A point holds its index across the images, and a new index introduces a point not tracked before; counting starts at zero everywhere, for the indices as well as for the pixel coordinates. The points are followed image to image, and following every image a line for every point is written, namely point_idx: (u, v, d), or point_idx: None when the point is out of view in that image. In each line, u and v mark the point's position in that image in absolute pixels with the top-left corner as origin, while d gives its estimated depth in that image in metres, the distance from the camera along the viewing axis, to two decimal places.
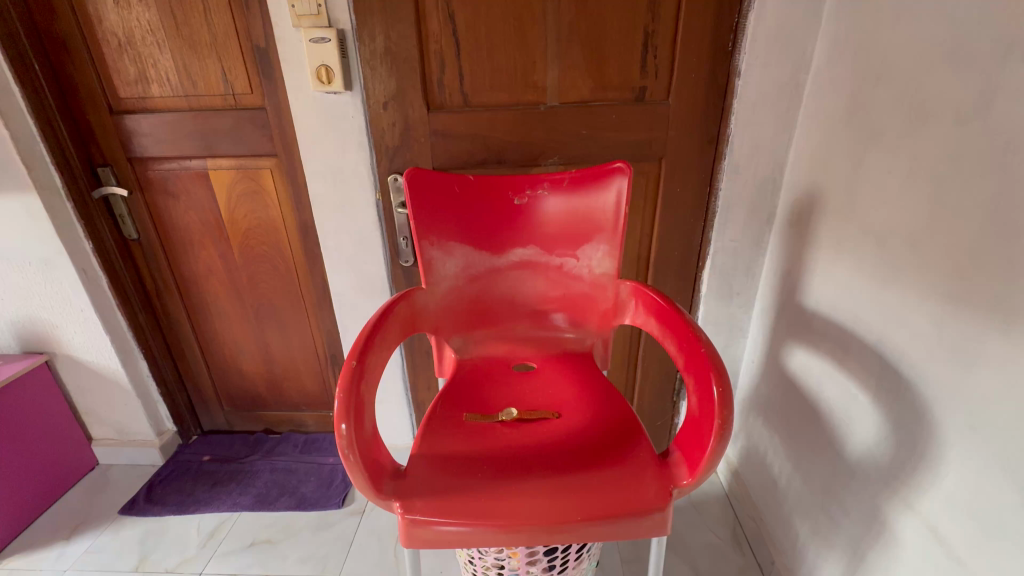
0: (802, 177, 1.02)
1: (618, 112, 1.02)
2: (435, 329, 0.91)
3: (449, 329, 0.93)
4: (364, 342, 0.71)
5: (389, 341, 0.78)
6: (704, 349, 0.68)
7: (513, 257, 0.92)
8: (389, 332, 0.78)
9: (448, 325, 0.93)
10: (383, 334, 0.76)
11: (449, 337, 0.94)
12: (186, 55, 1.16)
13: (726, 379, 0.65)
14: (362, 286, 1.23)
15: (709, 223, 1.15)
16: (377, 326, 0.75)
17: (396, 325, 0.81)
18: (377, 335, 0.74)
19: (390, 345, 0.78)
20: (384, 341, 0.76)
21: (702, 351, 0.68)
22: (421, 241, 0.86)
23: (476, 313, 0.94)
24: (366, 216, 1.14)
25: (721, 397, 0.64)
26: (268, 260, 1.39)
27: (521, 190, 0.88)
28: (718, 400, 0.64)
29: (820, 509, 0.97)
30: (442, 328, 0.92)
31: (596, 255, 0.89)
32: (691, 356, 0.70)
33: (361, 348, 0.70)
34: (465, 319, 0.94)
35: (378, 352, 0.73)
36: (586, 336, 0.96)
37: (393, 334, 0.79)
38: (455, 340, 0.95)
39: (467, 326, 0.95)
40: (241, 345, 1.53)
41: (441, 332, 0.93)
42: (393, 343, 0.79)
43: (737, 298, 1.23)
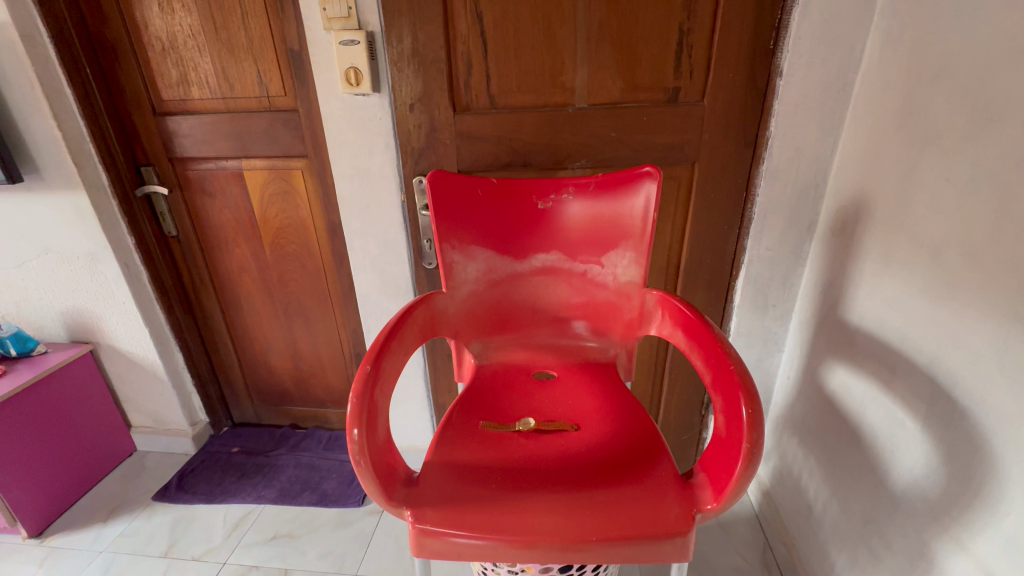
0: (848, 183, 0.96)
1: (649, 114, 0.99)
2: (454, 333, 0.90)
3: (469, 334, 0.92)
4: (380, 346, 0.70)
5: (406, 346, 0.77)
6: (733, 365, 0.64)
7: (536, 262, 0.89)
8: (406, 336, 0.77)
9: (468, 330, 0.92)
10: (401, 339, 0.76)
11: (468, 342, 0.93)
12: (224, 58, 1.19)
13: (756, 399, 0.61)
14: (386, 287, 1.23)
15: (744, 231, 1.10)
16: (395, 330, 0.75)
17: (413, 329, 0.80)
18: (394, 339, 0.74)
19: (407, 350, 0.77)
20: (401, 346, 0.75)
21: (731, 368, 0.64)
22: (442, 244, 0.85)
23: (496, 319, 0.93)
24: (392, 218, 1.14)
25: (751, 419, 0.59)
26: (298, 259, 1.42)
27: (545, 193, 0.86)
28: (747, 421, 0.59)
29: (859, 539, 0.90)
30: (461, 333, 0.91)
31: (622, 262, 0.86)
32: (719, 372, 0.65)
33: (377, 352, 0.69)
34: (485, 324, 0.92)
35: (395, 356, 0.73)
36: (609, 345, 0.93)
37: (410, 338, 0.78)
38: (475, 345, 0.93)
39: (487, 332, 0.93)
40: (271, 340, 1.57)
41: (461, 336, 0.91)
42: (410, 348, 0.78)
43: (773, 310, 1.16)
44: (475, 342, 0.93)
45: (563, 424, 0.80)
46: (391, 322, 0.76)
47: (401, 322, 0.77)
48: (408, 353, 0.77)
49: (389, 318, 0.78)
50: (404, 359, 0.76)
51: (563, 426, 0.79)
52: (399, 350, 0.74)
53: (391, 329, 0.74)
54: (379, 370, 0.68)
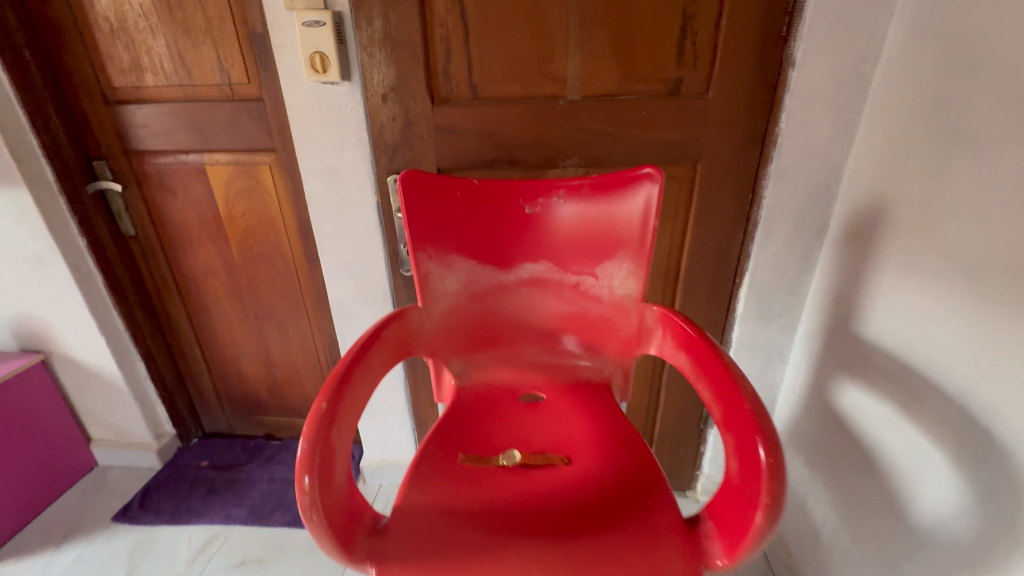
0: (865, 186, 0.88)
1: (648, 108, 0.89)
2: (432, 351, 0.81)
3: (448, 352, 0.83)
4: (338, 378, 0.61)
5: (372, 374, 0.68)
6: (749, 405, 0.55)
7: (522, 273, 0.80)
8: (372, 363, 0.68)
9: (447, 348, 0.83)
10: (366, 366, 0.66)
11: (448, 361, 0.84)
12: (180, 41, 1.08)
13: (778, 447, 0.51)
14: (362, 294, 1.14)
15: (749, 236, 1.01)
16: (359, 358, 0.66)
17: (381, 353, 0.71)
18: (357, 368, 0.65)
19: (374, 379, 0.68)
20: (366, 376, 0.66)
21: (746, 407, 0.55)
22: (416, 253, 0.76)
23: (479, 336, 0.84)
24: (366, 219, 1.04)
25: (769, 468, 0.50)
26: (268, 261, 1.32)
27: (532, 197, 0.76)
28: (765, 471, 0.50)
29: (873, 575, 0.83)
30: (440, 351, 0.82)
31: (618, 274, 0.77)
32: (731, 409, 0.56)
33: (334, 387, 0.60)
34: (466, 341, 0.83)
35: (358, 388, 0.64)
36: (603, 365, 0.84)
37: (378, 364, 0.69)
38: (455, 362, 0.84)
39: (469, 350, 0.84)
40: (241, 346, 1.47)
41: (439, 355, 0.82)
42: (378, 375, 0.69)
43: (778, 320, 1.08)
44: (456, 360, 0.84)
45: (553, 457, 0.71)
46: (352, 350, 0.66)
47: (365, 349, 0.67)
48: (375, 383, 0.68)
49: (352, 342, 0.68)
50: (369, 392, 0.67)
51: (552, 460, 0.71)
52: (363, 381, 0.65)
53: (353, 358, 0.65)
54: (337, 408, 0.59)
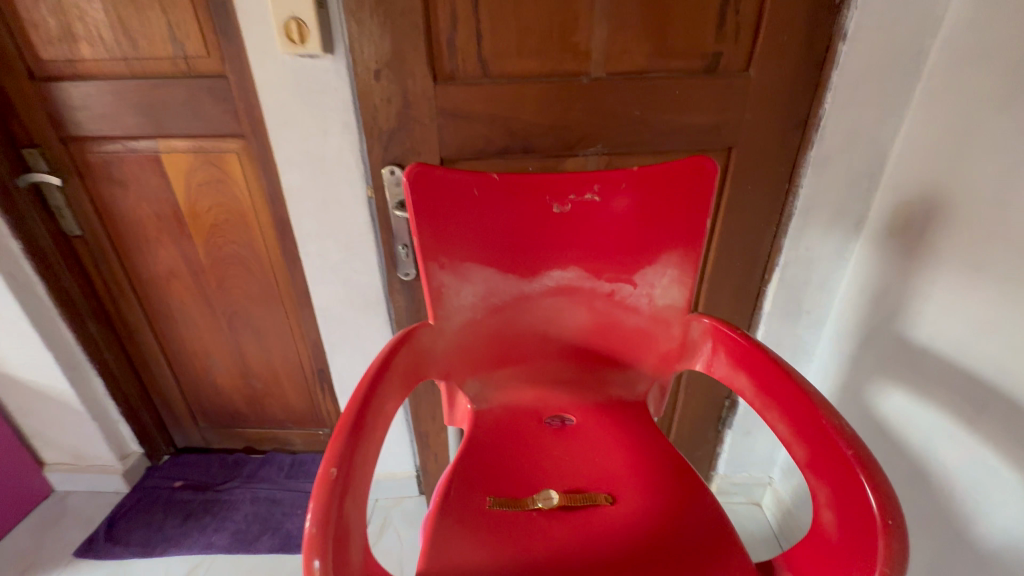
0: (915, 175, 0.80)
1: (682, 87, 0.78)
2: (446, 374, 0.71)
3: (464, 373, 0.72)
4: (343, 443, 0.51)
5: (380, 421, 0.58)
6: (849, 448, 0.47)
7: (549, 281, 0.70)
8: (379, 405, 0.58)
9: (463, 369, 0.72)
10: (373, 415, 0.57)
11: (463, 384, 0.73)
12: (121, 4, 0.90)
13: (892, 501, 0.44)
14: (353, 299, 1.01)
15: (783, 229, 0.93)
16: (364, 410, 0.56)
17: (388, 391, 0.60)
18: (363, 423, 0.54)
19: (384, 426, 0.58)
20: (373, 429, 0.56)
21: (846, 451, 0.47)
22: (427, 262, 0.64)
23: (498, 353, 0.73)
24: (356, 217, 0.91)
25: (886, 529, 0.42)
26: (240, 261, 1.17)
27: (561, 194, 0.65)
28: (882, 531, 0.42)
29: None
30: (454, 373, 0.72)
31: (660, 281, 0.67)
32: (824, 452, 0.49)
33: (338, 455, 0.50)
34: (484, 360, 0.73)
35: (367, 445, 0.54)
36: (639, 381, 0.74)
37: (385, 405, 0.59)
38: (472, 383, 0.74)
39: (487, 369, 0.74)
40: (214, 356, 1.32)
41: (453, 378, 0.72)
42: (387, 418, 0.59)
43: (806, 317, 1.02)
44: (472, 380, 0.74)
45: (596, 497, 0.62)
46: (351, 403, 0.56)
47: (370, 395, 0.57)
48: (383, 431, 0.59)
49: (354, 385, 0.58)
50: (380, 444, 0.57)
51: (595, 500, 0.62)
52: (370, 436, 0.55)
53: (357, 411, 0.55)
54: (347, 482, 0.49)
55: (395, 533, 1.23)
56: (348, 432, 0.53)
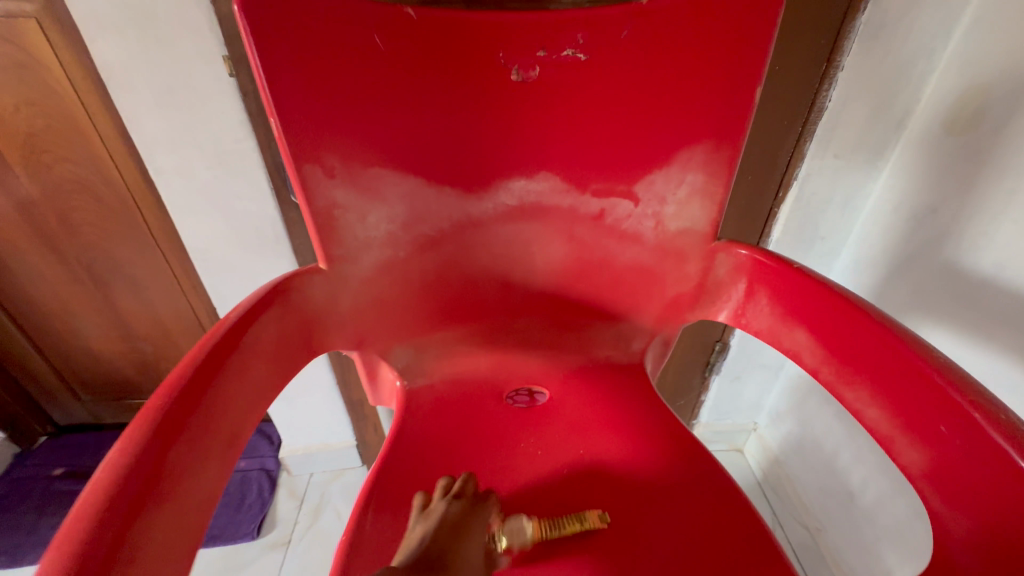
0: (998, 43, 0.59)
1: None
2: (358, 338, 0.47)
3: (386, 337, 0.49)
4: (125, 486, 0.28)
5: (220, 436, 0.34)
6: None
7: (506, 198, 0.46)
8: (218, 411, 0.34)
9: (383, 331, 0.49)
10: (197, 431, 0.32)
11: (386, 351, 0.50)
12: None
13: None
14: (241, 235, 0.73)
15: (809, 129, 0.72)
16: (176, 426, 0.31)
17: (241, 381, 0.36)
18: (171, 450, 0.30)
19: (229, 443, 0.34)
20: (201, 456, 0.32)
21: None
22: (303, 168, 0.39)
23: (433, 307, 0.50)
24: (224, 112, 0.62)
25: None
26: (87, 189, 0.85)
27: (523, 49, 0.40)
28: None
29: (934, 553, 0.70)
30: (371, 339, 0.48)
31: (675, 193, 0.45)
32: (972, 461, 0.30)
33: (105, 514, 0.26)
34: (414, 317, 0.50)
35: (178, 492, 0.30)
36: (635, 338, 0.54)
37: (231, 407, 0.35)
38: (399, 350, 0.51)
39: (421, 328, 0.51)
40: (79, 314, 1.02)
41: (370, 346, 0.49)
42: (240, 426, 0.35)
43: (821, 244, 0.83)
44: (400, 344, 0.51)
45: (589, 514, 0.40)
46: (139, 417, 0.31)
47: (194, 395, 0.33)
48: (236, 454, 0.35)
49: (164, 376, 0.34)
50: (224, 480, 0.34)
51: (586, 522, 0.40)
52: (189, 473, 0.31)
53: (164, 426, 0.31)
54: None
55: (334, 512, 1.03)
56: (126, 472, 0.28)
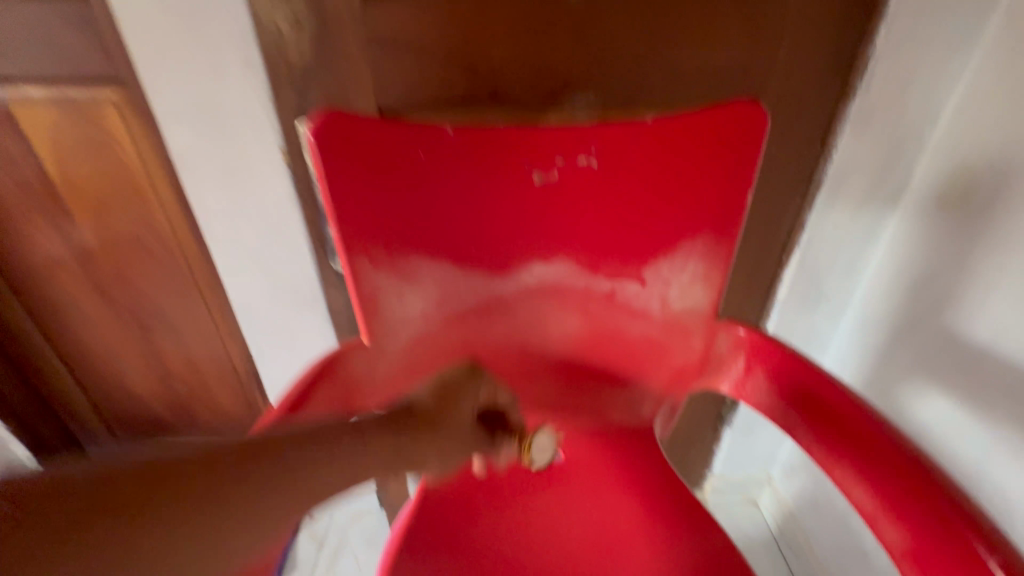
0: (982, 133, 0.64)
1: (701, 14, 0.59)
2: (393, 447, 0.46)
3: (419, 444, 0.47)
4: None
5: (283, 502, 0.39)
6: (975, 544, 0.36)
7: (527, 280, 0.51)
8: (238, 496, 0.37)
9: (416, 436, 0.47)
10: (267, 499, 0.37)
11: (420, 459, 0.48)
12: None
13: None
14: (281, 294, 0.80)
15: (808, 201, 0.76)
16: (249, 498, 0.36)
17: (274, 472, 0.39)
18: None
19: (249, 539, 0.37)
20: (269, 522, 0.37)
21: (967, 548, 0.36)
22: (353, 260, 0.45)
23: (464, 397, 0.51)
24: (275, 190, 0.69)
25: None
26: (142, 247, 0.94)
27: (545, 158, 0.46)
28: None
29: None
30: (405, 446, 0.47)
31: (679, 279, 0.50)
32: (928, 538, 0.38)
33: None
34: (447, 414, 0.50)
35: None
36: (643, 403, 0.58)
37: (257, 497, 0.37)
38: (431, 458, 0.48)
39: (452, 427, 0.50)
40: (123, 357, 1.10)
41: (404, 457, 0.46)
42: (266, 522, 0.38)
43: (825, 305, 0.87)
44: (432, 451, 0.48)
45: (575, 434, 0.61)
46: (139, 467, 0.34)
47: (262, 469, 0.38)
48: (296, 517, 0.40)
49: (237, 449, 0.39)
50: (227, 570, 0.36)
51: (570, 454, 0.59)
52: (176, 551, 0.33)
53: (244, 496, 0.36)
54: None
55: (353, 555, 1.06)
56: None
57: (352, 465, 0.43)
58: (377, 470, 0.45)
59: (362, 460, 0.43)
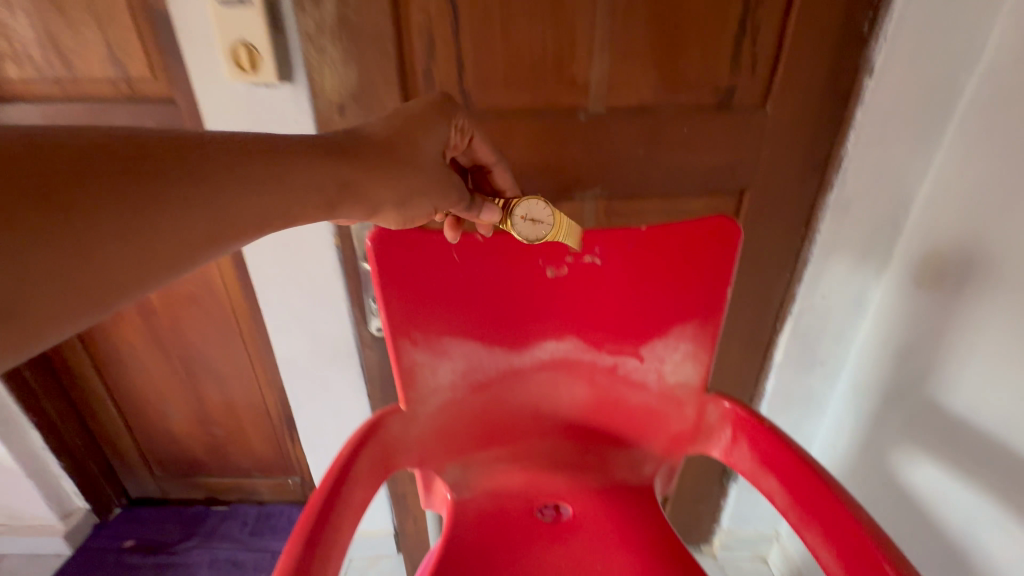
0: (948, 223, 0.72)
1: (691, 125, 0.70)
2: (337, 184, 0.44)
3: (367, 183, 0.45)
4: None
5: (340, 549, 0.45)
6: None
7: (541, 354, 0.60)
8: (170, 174, 0.34)
9: (364, 172, 0.45)
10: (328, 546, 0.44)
11: (370, 201, 0.46)
12: (53, 22, 0.79)
13: None
14: (320, 352, 0.89)
15: (797, 276, 0.84)
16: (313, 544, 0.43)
17: (207, 158, 0.36)
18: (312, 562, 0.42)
19: (211, 183, 0.36)
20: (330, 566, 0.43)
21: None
22: (396, 339, 0.54)
23: (426, 136, 0.50)
24: (323, 264, 0.80)
25: None
26: (198, 304, 1.05)
27: (556, 256, 0.56)
28: None
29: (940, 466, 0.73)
30: (352, 183, 0.45)
31: (671, 356, 0.58)
32: None
33: None
34: (403, 144, 0.48)
35: None
36: (644, 463, 0.64)
37: (194, 187, 0.34)
38: (384, 194, 0.47)
39: (409, 160, 0.48)
40: (169, 401, 1.19)
41: (347, 204, 0.45)
42: (206, 184, 0.35)
43: (820, 369, 0.93)
44: (384, 187, 0.47)
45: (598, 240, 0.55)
46: (21, 134, 0.29)
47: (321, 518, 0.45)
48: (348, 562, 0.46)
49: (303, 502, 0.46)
50: (166, 224, 0.33)
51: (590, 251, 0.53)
52: (97, 208, 0.30)
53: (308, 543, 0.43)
54: None
55: None
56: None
57: (291, 197, 0.40)
58: (317, 196, 0.42)
59: (303, 184, 0.41)
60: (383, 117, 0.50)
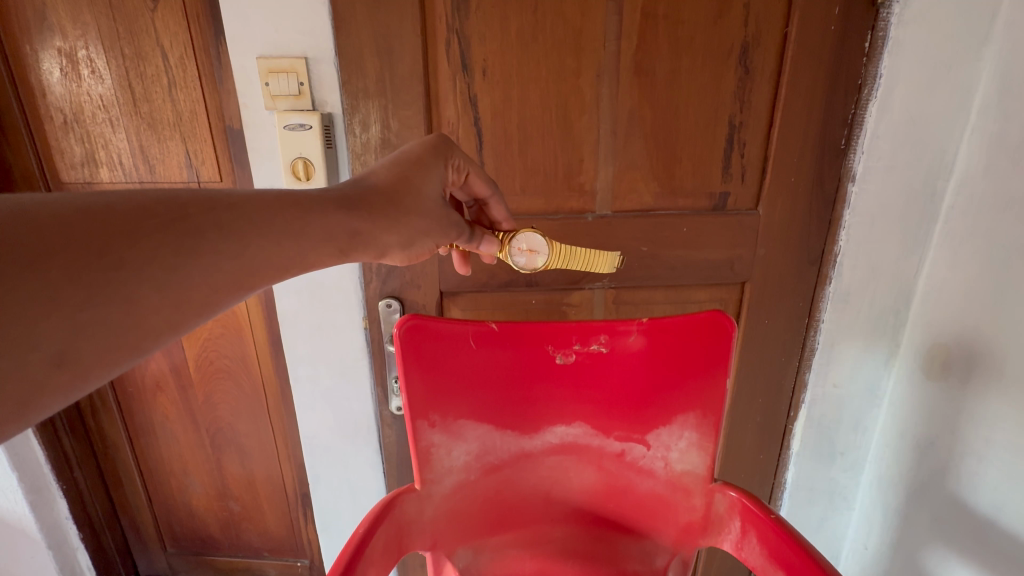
0: (947, 315, 0.75)
1: (690, 225, 0.77)
2: (346, 233, 0.48)
3: (374, 230, 0.49)
4: None
5: None
6: None
7: (552, 438, 0.63)
8: (205, 232, 0.38)
9: (373, 223, 0.49)
10: None
11: (377, 243, 0.50)
12: (144, 135, 0.91)
13: None
14: (342, 429, 0.93)
15: (806, 364, 0.86)
16: None
17: (232, 217, 0.40)
18: None
19: (233, 239, 0.40)
20: None
21: None
22: (415, 421, 0.58)
23: (426, 179, 0.55)
24: (351, 345, 0.87)
25: None
26: (232, 379, 1.12)
27: (565, 344, 0.60)
28: None
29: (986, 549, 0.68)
30: (360, 232, 0.49)
31: (677, 444, 0.60)
32: None
33: None
34: (405, 192, 0.53)
35: None
36: (657, 554, 0.63)
37: (221, 242, 0.39)
38: (390, 238, 0.51)
39: (411, 207, 0.53)
40: (191, 474, 1.22)
41: (357, 250, 0.49)
42: (235, 238, 0.40)
43: (841, 459, 0.91)
44: (390, 233, 0.51)
45: (601, 255, 0.65)
46: (83, 207, 0.34)
47: None
48: None
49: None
50: (200, 279, 0.37)
51: (588, 266, 0.66)
52: (135, 268, 0.34)
53: None
54: None
55: None
56: None
57: (307, 248, 0.45)
58: (329, 244, 0.46)
59: (315, 235, 0.45)
60: (385, 165, 0.54)
